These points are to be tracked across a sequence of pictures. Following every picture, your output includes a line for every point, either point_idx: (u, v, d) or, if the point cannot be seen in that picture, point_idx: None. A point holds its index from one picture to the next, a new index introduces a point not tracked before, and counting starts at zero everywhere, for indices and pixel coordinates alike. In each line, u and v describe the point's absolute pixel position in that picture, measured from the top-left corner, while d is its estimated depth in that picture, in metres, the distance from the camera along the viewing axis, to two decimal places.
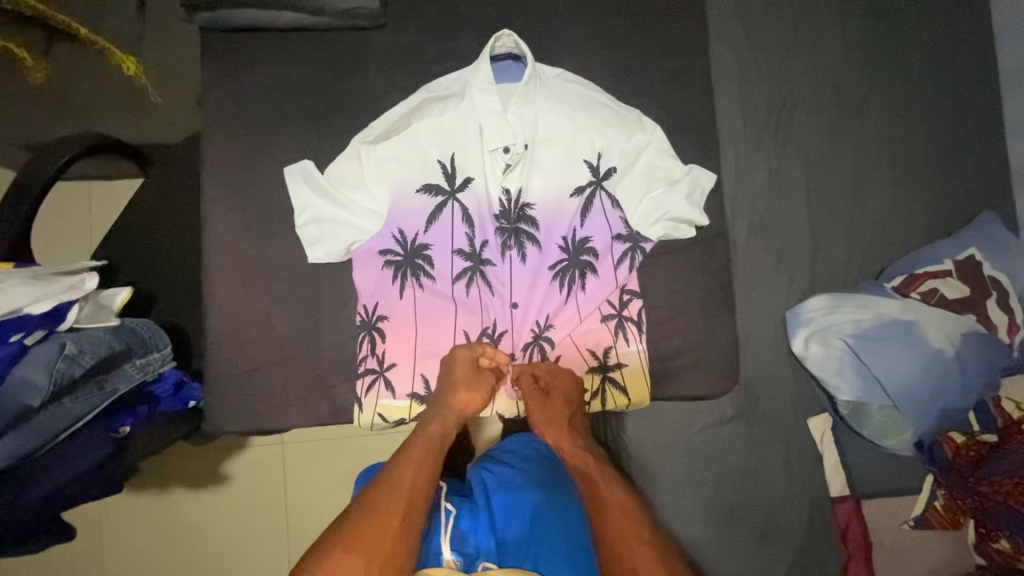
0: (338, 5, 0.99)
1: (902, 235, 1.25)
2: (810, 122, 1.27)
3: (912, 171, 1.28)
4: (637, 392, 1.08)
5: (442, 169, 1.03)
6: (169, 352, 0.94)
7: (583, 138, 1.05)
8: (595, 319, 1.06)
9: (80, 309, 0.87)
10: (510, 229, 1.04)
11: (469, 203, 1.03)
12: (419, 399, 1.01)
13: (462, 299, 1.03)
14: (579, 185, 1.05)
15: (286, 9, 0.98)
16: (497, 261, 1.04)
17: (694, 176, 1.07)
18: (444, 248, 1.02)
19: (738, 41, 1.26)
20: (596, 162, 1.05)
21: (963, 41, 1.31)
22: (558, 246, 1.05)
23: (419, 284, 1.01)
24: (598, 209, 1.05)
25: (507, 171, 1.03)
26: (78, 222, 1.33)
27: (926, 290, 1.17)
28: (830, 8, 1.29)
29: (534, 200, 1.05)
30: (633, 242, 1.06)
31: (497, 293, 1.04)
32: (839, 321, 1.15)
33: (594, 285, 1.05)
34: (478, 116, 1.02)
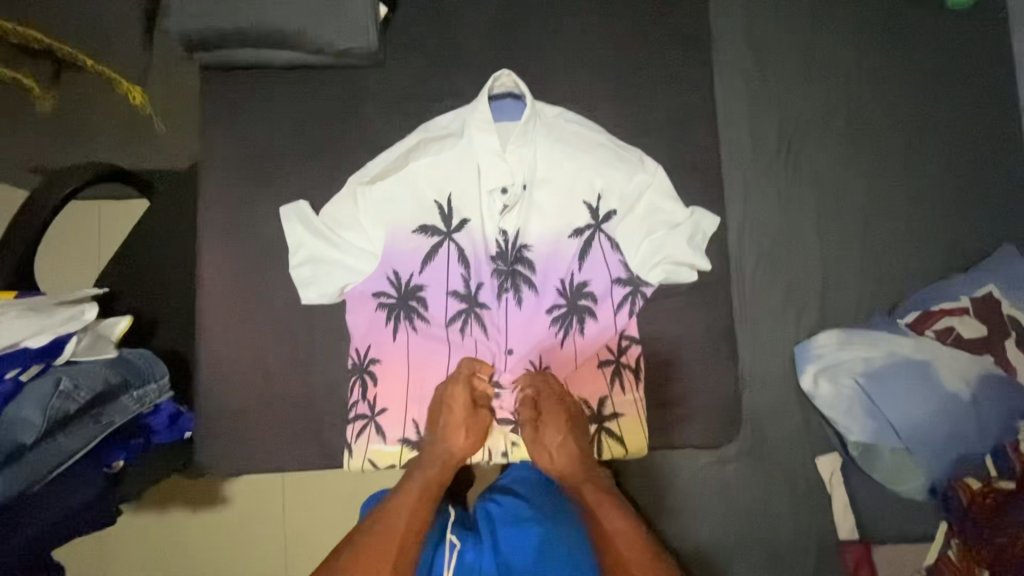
0: (335, 46, 0.98)
1: (916, 268, 1.22)
2: (822, 152, 1.23)
3: (928, 203, 1.24)
4: (635, 442, 1.04)
5: (439, 209, 1.01)
6: (167, 382, 0.94)
7: (583, 179, 1.02)
8: (591, 365, 1.03)
9: (78, 341, 0.86)
10: (507, 271, 1.02)
11: (465, 245, 1.02)
12: (410, 445, 1.00)
13: (456, 341, 1.01)
14: (578, 227, 1.02)
15: (285, 48, 1.00)
16: (493, 304, 1.02)
17: (697, 218, 1.05)
18: (439, 289, 1.01)
19: (748, 67, 1.23)
20: (596, 204, 1.03)
21: (981, 68, 1.27)
22: (555, 290, 1.02)
23: (413, 327, 1.00)
24: (597, 251, 1.02)
25: (505, 211, 1.00)
26: (86, 241, 1.34)
27: (941, 328, 1.13)
28: (843, 37, 1.26)
29: (532, 241, 1.02)
30: (634, 287, 1.04)
31: (492, 337, 1.02)
32: (849, 358, 1.12)
33: (592, 331, 1.03)
34: (476, 155, 0.99)
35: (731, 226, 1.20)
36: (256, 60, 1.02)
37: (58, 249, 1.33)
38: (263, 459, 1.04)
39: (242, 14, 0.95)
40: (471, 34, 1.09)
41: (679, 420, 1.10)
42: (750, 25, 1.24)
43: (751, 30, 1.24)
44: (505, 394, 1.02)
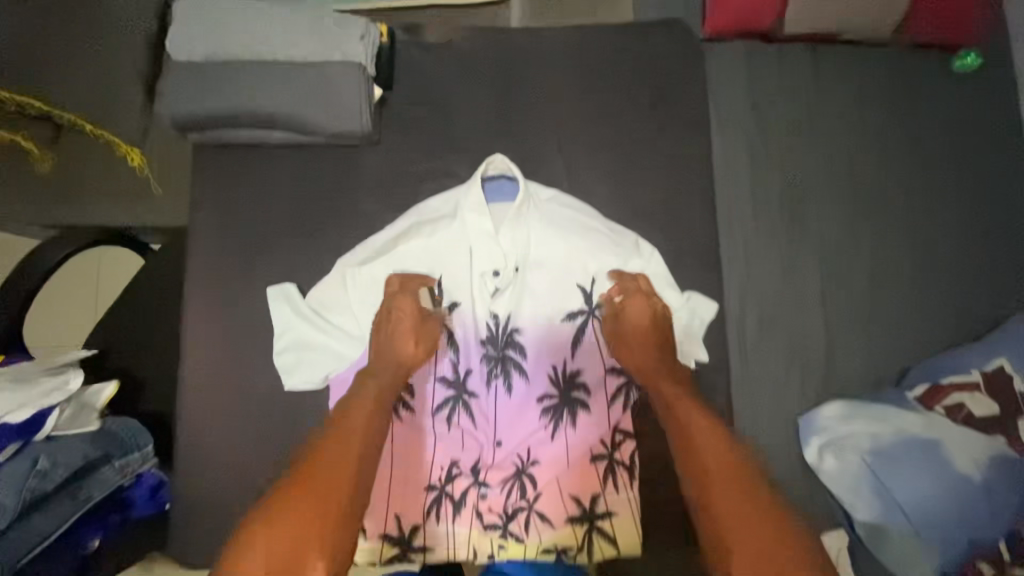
0: (328, 128, 0.97)
1: (924, 336, 1.18)
2: (826, 214, 1.21)
3: (936, 269, 1.21)
4: (629, 546, 0.97)
5: (429, 292, 0.99)
6: (151, 450, 0.92)
7: (576, 263, 1.02)
8: (583, 460, 0.97)
9: (59, 415, 0.84)
10: (497, 357, 0.99)
11: (454, 327, 0.99)
12: (391, 541, 0.96)
13: (441, 432, 0.98)
14: (571, 311, 1.00)
15: (278, 128, 0.99)
16: (482, 391, 0.99)
17: (693, 303, 1.01)
18: (427, 377, 0.98)
19: (749, 129, 1.22)
20: (589, 287, 1.01)
21: (989, 130, 1.25)
22: (546, 377, 0.99)
23: (399, 415, 0.97)
24: (590, 338, 1.00)
25: (498, 296, 1.00)
26: (79, 294, 1.33)
27: (951, 404, 1.08)
28: (846, 99, 1.24)
29: (523, 324, 1.00)
30: (628, 378, 0.99)
31: (480, 427, 0.98)
32: (855, 433, 1.07)
33: (584, 424, 0.98)
34: (468, 237, 1.00)
35: (732, 291, 1.18)
36: (250, 139, 1.00)
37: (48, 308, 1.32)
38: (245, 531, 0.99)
39: (234, 98, 0.95)
40: (469, 96, 1.07)
41: None
42: (750, 87, 1.23)
43: (751, 93, 1.23)
44: (491, 490, 0.97)
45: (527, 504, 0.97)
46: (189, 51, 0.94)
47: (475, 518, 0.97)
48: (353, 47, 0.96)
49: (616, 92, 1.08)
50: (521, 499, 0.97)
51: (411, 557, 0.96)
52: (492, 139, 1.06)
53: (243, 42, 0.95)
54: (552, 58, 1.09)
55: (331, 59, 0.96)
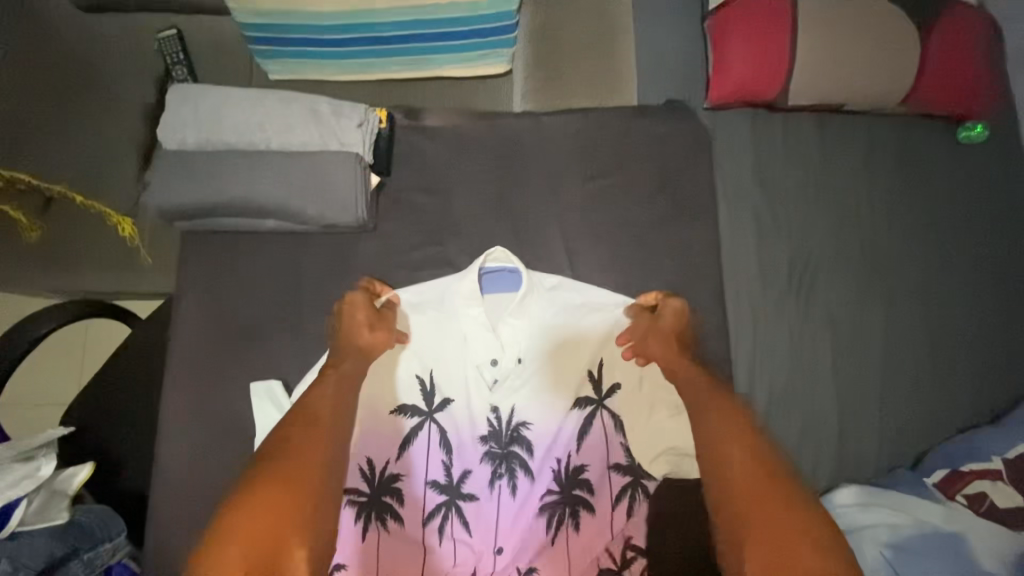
0: (322, 220, 0.95)
1: (941, 416, 1.13)
2: (835, 287, 1.18)
3: (950, 346, 1.17)
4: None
5: (420, 386, 0.94)
6: (123, 540, 0.87)
7: (583, 348, 0.96)
8: (592, 572, 0.86)
9: (27, 506, 0.80)
10: (501, 455, 0.93)
11: (447, 426, 0.93)
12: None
13: (433, 543, 0.88)
14: (579, 401, 0.94)
15: (269, 218, 0.96)
16: (482, 495, 0.91)
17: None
18: (417, 480, 0.90)
19: (754, 198, 1.20)
20: (597, 373, 0.95)
21: (1000, 203, 1.23)
22: (548, 474, 0.91)
23: (386, 527, 0.87)
24: (597, 431, 0.92)
25: (495, 386, 0.95)
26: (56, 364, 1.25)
27: (972, 494, 1.03)
28: (853, 169, 1.23)
29: (525, 418, 0.94)
30: (634, 477, 0.91)
31: (476, 533, 0.89)
32: (873, 524, 1.01)
33: (589, 530, 0.88)
34: (462, 325, 0.96)
35: (741, 364, 1.13)
36: (243, 227, 0.97)
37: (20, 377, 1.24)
38: None
39: (224, 186, 0.93)
40: (470, 166, 1.05)
41: None
42: (755, 156, 1.22)
43: (756, 162, 1.22)
44: None
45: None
46: (180, 140, 0.94)
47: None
48: (350, 134, 0.95)
49: (621, 163, 1.05)
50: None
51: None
52: (492, 209, 1.03)
53: (237, 131, 0.94)
54: (555, 127, 1.07)
55: (327, 149, 0.95)
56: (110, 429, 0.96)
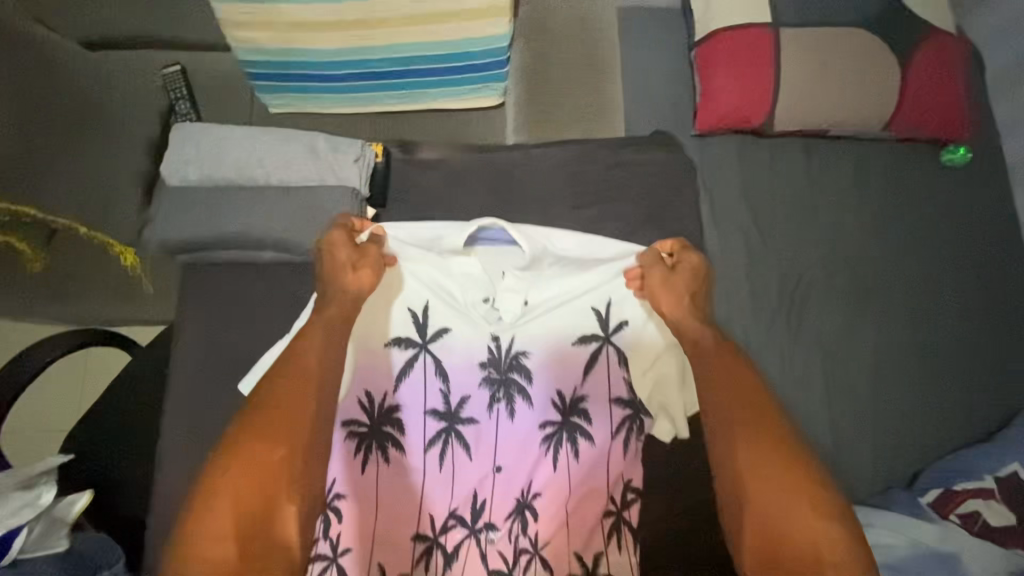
0: (317, 251, 0.97)
1: (933, 436, 1.15)
2: (825, 307, 1.20)
3: (941, 365, 1.18)
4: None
5: (413, 319, 0.86)
6: (122, 569, 0.84)
7: (591, 281, 0.87)
8: (591, 500, 0.82)
9: (29, 531, 0.82)
10: (500, 380, 0.86)
11: (443, 355, 0.86)
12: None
13: (433, 468, 0.82)
14: (583, 336, 0.86)
15: (267, 249, 0.98)
16: (481, 419, 0.85)
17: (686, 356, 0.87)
18: (416, 410, 0.85)
19: (743, 222, 1.23)
20: (605, 311, 0.87)
21: (985, 224, 1.26)
22: (551, 405, 0.85)
23: (386, 457, 0.83)
24: (602, 369, 0.86)
25: (500, 323, 0.87)
26: (61, 393, 1.27)
27: (965, 513, 1.03)
28: (840, 192, 1.26)
29: (528, 348, 0.86)
30: (634, 412, 0.86)
31: (476, 459, 0.83)
32: (869, 545, 1.01)
33: (588, 458, 0.83)
34: (450, 261, 0.86)
35: None
36: (239, 258, 1.00)
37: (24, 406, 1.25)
38: None
39: (224, 221, 0.97)
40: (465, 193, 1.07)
41: None
42: (743, 181, 1.26)
43: (744, 186, 1.25)
44: (496, 533, 0.81)
45: (532, 547, 0.80)
46: (183, 177, 0.99)
47: (475, 574, 0.79)
48: (346, 169, 1.00)
49: (612, 188, 1.07)
50: (527, 542, 0.80)
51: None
52: None
53: (238, 166, 0.99)
54: (548, 155, 1.10)
55: (325, 183, 1.00)
56: (110, 455, 0.97)
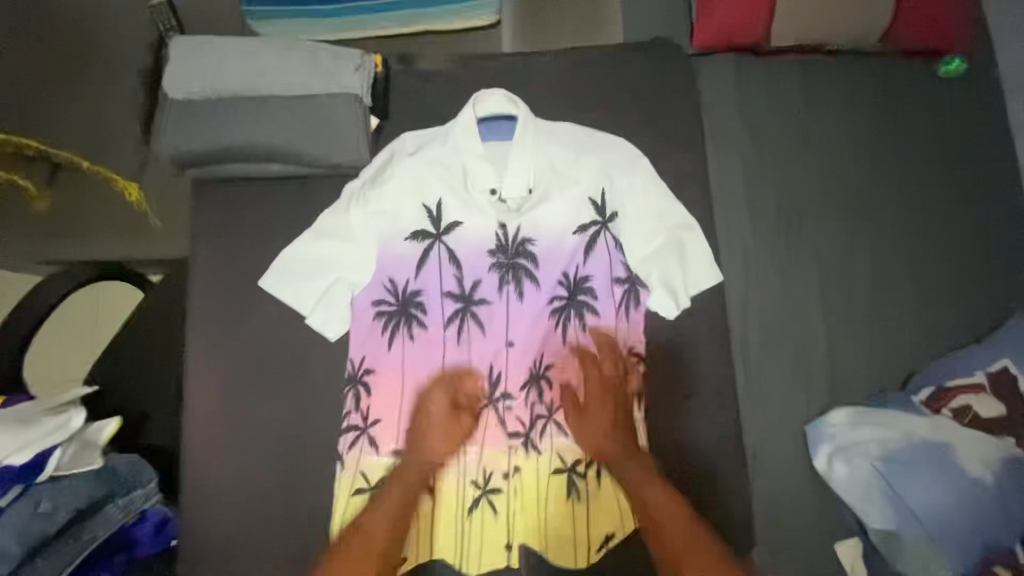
0: (325, 159, 0.94)
1: (927, 341, 1.18)
2: (824, 220, 1.19)
3: (937, 273, 1.21)
4: (639, 473, 0.88)
5: (427, 213, 0.92)
6: (155, 487, 0.89)
7: (587, 174, 0.92)
8: (599, 369, 0.89)
9: (62, 452, 0.82)
10: (508, 265, 0.91)
11: (456, 245, 0.92)
12: (402, 458, 0.88)
13: (453, 344, 0.90)
14: (582, 223, 0.91)
15: (275, 161, 0.95)
16: (493, 299, 0.91)
17: (683, 234, 0.91)
18: (435, 294, 0.91)
19: (741, 138, 1.22)
20: (601, 201, 0.92)
21: (979, 135, 1.26)
22: (557, 284, 0.91)
23: (411, 335, 0.90)
24: (602, 250, 0.91)
25: (507, 211, 0.92)
26: (80, 332, 1.29)
27: (958, 407, 1.08)
28: (837, 106, 1.24)
29: (533, 234, 0.91)
30: (631, 283, 0.92)
31: (491, 334, 0.90)
32: (865, 441, 1.07)
33: (596, 330, 0.89)
34: (461, 156, 0.91)
35: (735, 302, 1.16)
36: (247, 172, 0.97)
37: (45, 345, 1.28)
38: None
39: (225, 135, 0.93)
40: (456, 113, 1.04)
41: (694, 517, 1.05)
42: (741, 98, 1.23)
43: (742, 103, 1.23)
44: (513, 402, 0.89)
45: (547, 414, 0.89)
46: (186, 89, 0.93)
47: (495, 438, 0.89)
48: (347, 78, 0.94)
49: (607, 106, 1.07)
50: (545, 411, 0.89)
51: (421, 475, 0.87)
52: None
53: (238, 76, 0.93)
54: (541, 73, 1.08)
55: (326, 92, 0.94)
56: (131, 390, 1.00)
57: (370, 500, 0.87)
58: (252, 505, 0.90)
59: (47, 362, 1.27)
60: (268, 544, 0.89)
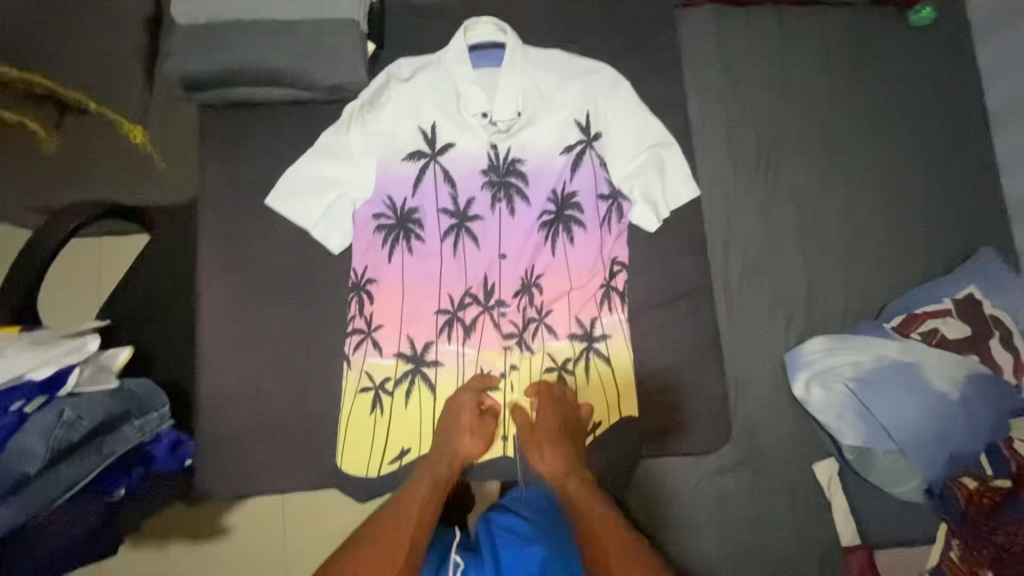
0: (326, 81, 0.99)
1: (899, 273, 1.22)
2: (800, 160, 1.25)
3: (908, 209, 1.25)
4: (622, 370, 1.01)
5: (424, 136, 1.01)
6: (167, 412, 0.91)
7: (572, 99, 1.02)
8: (584, 276, 1.01)
9: (80, 372, 0.85)
10: (500, 183, 1.01)
11: (452, 165, 1.01)
12: (405, 358, 0.98)
13: (450, 256, 1.00)
14: (569, 143, 1.02)
15: (278, 85, 1.00)
16: (486, 215, 1.01)
17: (660, 151, 1.02)
18: (431, 210, 1.00)
19: (720, 83, 1.27)
20: (586, 122, 1.02)
21: (950, 77, 1.30)
22: (545, 199, 1.01)
23: (410, 249, 0.99)
24: (587, 166, 1.02)
25: (498, 133, 1.01)
26: (86, 280, 1.29)
27: (926, 330, 1.14)
28: (813, 53, 1.30)
29: (523, 155, 1.02)
30: (613, 195, 1.02)
31: (483, 247, 1.00)
32: (840, 364, 1.12)
33: (580, 240, 1.00)
34: (455, 81, 1.00)
35: (716, 237, 1.21)
36: (249, 96, 1.02)
37: (51, 292, 1.28)
38: (260, 489, 0.99)
39: (227, 61, 0.96)
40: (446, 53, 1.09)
41: (678, 436, 1.09)
42: (721, 44, 1.28)
43: (721, 49, 1.28)
44: (507, 307, 1.00)
45: (539, 318, 1.01)
46: (192, 16, 0.96)
47: (491, 337, 1.00)
48: (345, 4, 0.98)
49: (589, 49, 1.12)
50: (536, 315, 1.01)
51: (423, 372, 0.98)
52: None
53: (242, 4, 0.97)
54: (528, 18, 1.12)
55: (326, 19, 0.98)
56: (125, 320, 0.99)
57: (376, 397, 0.97)
58: (271, 415, 1.01)
59: (59, 311, 1.28)
60: (292, 449, 1.00)
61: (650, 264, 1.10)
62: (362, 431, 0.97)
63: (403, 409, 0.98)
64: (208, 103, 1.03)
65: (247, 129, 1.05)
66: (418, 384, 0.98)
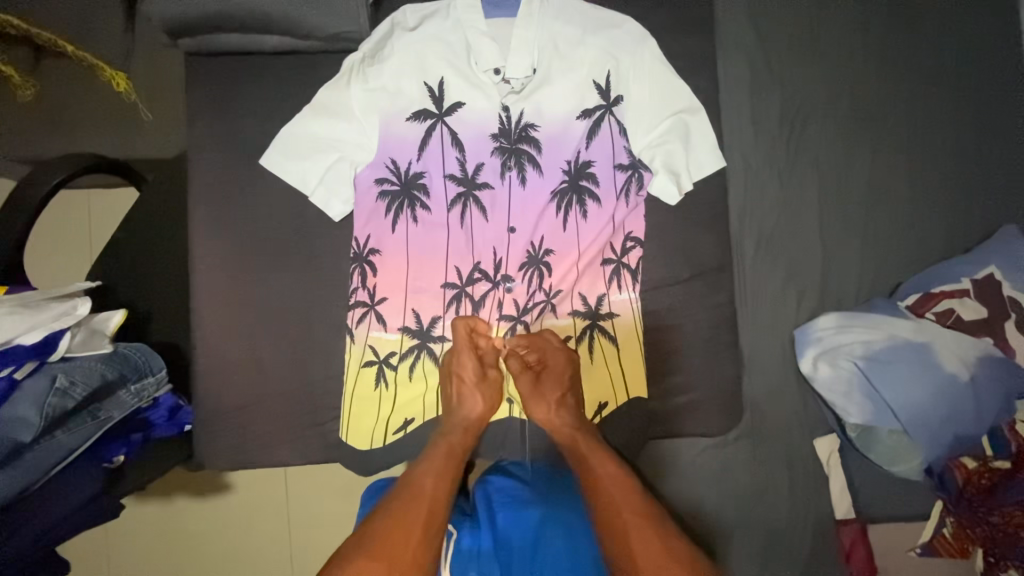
0: (323, 30, 0.91)
1: (916, 248, 1.18)
2: (825, 127, 1.18)
3: (933, 185, 1.19)
4: (628, 347, 1.00)
5: (430, 93, 0.94)
6: (167, 376, 0.87)
7: (593, 57, 0.95)
8: (594, 259, 0.97)
9: (73, 336, 0.81)
10: (510, 150, 0.95)
11: (459, 128, 0.95)
12: (411, 333, 0.95)
13: (458, 226, 0.95)
14: (587, 108, 0.95)
15: (271, 33, 0.92)
16: (496, 184, 0.95)
17: (685, 118, 0.96)
18: (438, 176, 0.94)
19: (748, 40, 1.18)
20: (606, 84, 0.95)
21: (991, 37, 1.20)
22: (560, 170, 0.96)
23: (415, 217, 0.94)
24: (606, 134, 0.96)
25: (511, 93, 0.95)
26: (76, 232, 1.24)
27: (940, 311, 1.10)
28: (848, 9, 1.20)
29: (538, 121, 0.95)
30: (633, 166, 0.97)
31: (492, 219, 0.96)
32: (850, 341, 1.09)
33: (594, 214, 0.96)
34: (465, 33, 0.93)
35: (732, 208, 1.16)
36: (242, 43, 0.94)
37: (42, 246, 1.23)
38: (262, 454, 0.99)
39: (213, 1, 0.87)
40: None
41: (683, 412, 1.07)
42: None
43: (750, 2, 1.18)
44: (515, 282, 0.97)
45: (550, 300, 0.97)
46: None
47: (497, 314, 0.97)
48: None
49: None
50: (543, 292, 0.97)
51: (429, 347, 0.96)
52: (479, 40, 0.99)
53: None
54: None
55: None
56: (125, 285, 0.95)
57: (381, 370, 0.95)
58: (271, 382, 0.98)
59: (52, 265, 1.23)
60: (292, 413, 0.99)
61: (663, 236, 1.06)
62: (368, 404, 0.96)
63: (408, 382, 0.96)
64: (195, 51, 0.95)
65: (241, 81, 0.97)
66: (424, 359, 0.96)
